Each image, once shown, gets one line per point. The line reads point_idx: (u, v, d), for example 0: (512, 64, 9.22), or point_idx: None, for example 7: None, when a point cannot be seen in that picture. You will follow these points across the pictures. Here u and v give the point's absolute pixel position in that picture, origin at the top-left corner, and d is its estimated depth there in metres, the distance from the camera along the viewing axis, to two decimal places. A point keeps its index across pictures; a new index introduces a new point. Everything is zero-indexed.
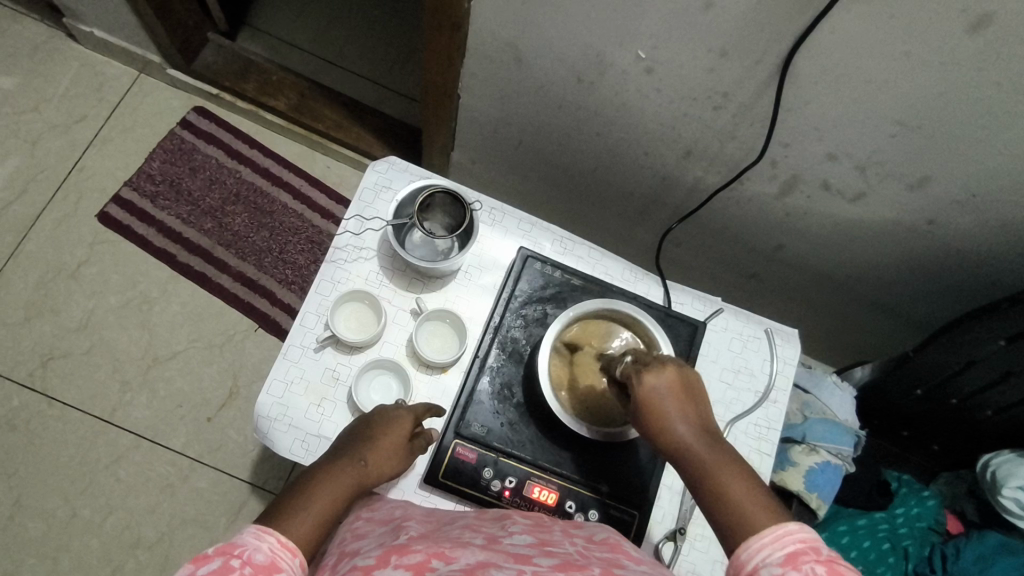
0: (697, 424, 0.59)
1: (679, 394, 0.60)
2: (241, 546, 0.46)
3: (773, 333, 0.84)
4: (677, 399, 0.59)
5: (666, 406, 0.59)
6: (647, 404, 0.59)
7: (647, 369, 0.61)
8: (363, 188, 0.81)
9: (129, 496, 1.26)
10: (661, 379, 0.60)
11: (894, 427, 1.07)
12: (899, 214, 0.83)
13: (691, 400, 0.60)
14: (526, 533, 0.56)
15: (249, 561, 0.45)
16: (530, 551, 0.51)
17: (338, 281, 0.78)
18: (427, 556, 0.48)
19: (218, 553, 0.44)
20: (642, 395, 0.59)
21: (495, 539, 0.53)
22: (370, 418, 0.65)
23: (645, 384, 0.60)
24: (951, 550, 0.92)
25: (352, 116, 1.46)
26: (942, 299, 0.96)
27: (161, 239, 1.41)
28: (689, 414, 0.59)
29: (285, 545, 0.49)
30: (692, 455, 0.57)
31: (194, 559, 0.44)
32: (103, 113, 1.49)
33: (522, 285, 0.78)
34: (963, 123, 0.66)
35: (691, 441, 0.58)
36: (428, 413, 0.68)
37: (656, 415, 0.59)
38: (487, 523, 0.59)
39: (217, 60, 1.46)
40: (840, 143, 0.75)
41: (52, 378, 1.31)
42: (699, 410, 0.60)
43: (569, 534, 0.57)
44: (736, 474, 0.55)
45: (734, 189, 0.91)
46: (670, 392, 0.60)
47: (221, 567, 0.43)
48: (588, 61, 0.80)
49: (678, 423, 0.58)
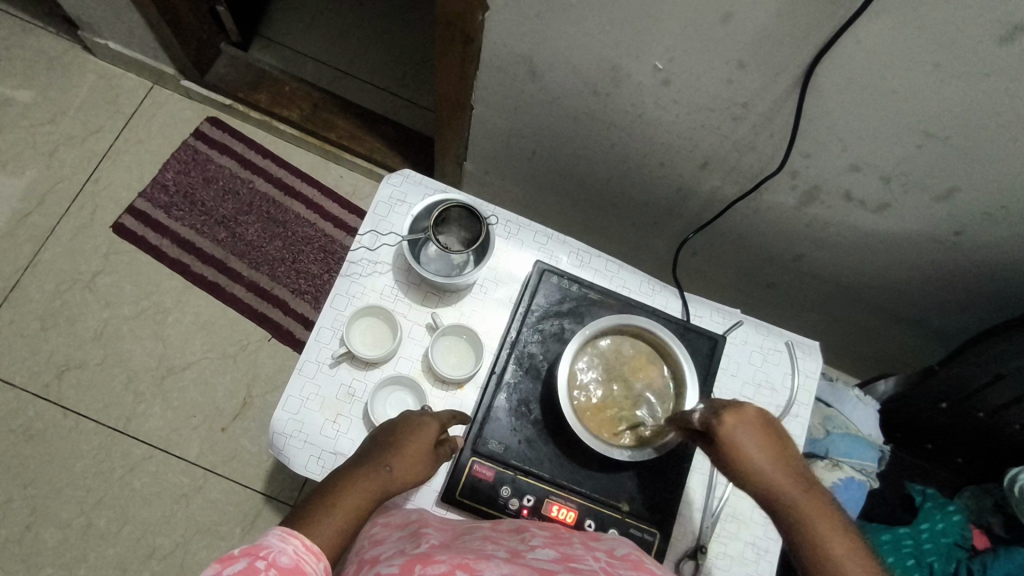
0: (785, 466, 0.57)
1: (763, 438, 0.58)
2: (266, 548, 0.45)
3: (794, 345, 0.83)
4: (759, 448, 0.58)
5: (751, 450, 0.57)
6: (730, 447, 0.58)
7: (729, 412, 0.59)
8: (378, 202, 0.81)
9: (143, 507, 1.26)
10: (743, 423, 0.58)
11: (917, 440, 1.06)
12: (924, 225, 0.81)
13: (775, 442, 0.58)
14: (548, 547, 0.55)
15: (275, 562, 0.44)
16: (554, 568, 0.50)
17: (353, 295, 0.78)
18: (452, 567, 0.46)
19: (245, 554, 0.43)
20: (724, 438, 0.58)
21: (518, 553, 0.52)
22: (395, 425, 0.64)
23: (725, 431, 0.58)
24: (977, 566, 0.91)
25: (365, 126, 1.46)
26: (966, 311, 0.94)
27: (174, 250, 1.42)
28: (774, 455, 0.57)
29: (309, 549, 0.48)
30: (783, 501, 0.56)
31: (221, 558, 0.42)
32: (118, 124, 1.50)
33: (538, 299, 0.76)
34: (993, 134, 0.64)
35: (780, 486, 0.56)
36: (455, 421, 0.68)
37: (742, 462, 0.57)
38: (506, 535, 0.58)
39: (231, 71, 1.46)
40: (863, 153, 0.73)
41: (67, 388, 1.32)
42: (785, 450, 0.58)
43: (590, 548, 0.56)
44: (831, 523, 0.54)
45: (752, 200, 0.90)
46: (754, 435, 0.58)
47: (247, 568, 0.42)
48: (604, 71, 0.79)
49: (764, 468, 0.57)
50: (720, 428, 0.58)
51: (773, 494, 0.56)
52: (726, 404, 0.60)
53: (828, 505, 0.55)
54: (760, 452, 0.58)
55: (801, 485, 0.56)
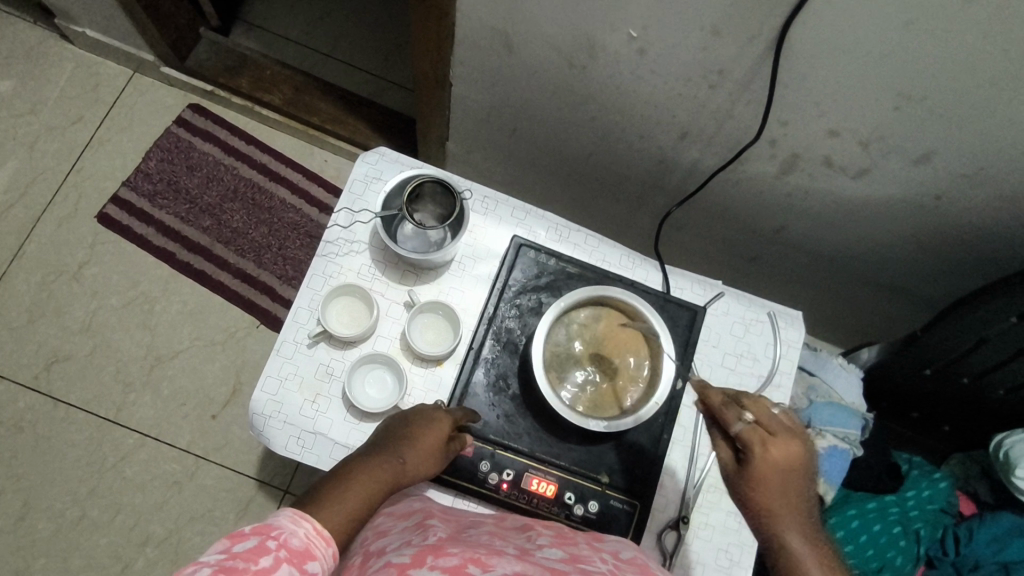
0: (800, 509, 0.55)
1: (795, 476, 0.56)
2: (278, 528, 0.45)
3: (776, 315, 0.83)
4: (784, 488, 0.55)
5: (779, 482, 0.55)
6: (762, 470, 0.55)
7: (777, 440, 0.56)
8: (353, 180, 0.80)
9: (137, 495, 1.27)
10: (782, 457, 0.55)
11: (903, 409, 1.06)
12: (904, 190, 0.80)
13: (801, 483, 0.56)
14: (555, 547, 0.55)
15: (285, 544, 0.44)
16: (564, 568, 0.50)
17: (330, 275, 0.77)
18: (464, 561, 0.46)
19: (255, 533, 0.43)
20: (761, 458, 0.55)
21: (527, 551, 0.52)
22: (410, 417, 0.65)
23: (765, 459, 0.55)
24: (964, 532, 0.94)
25: (347, 108, 1.44)
26: (949, 279, 0.94)
27: (160, 238, 1.41)
28: (795, 496, 0.56)
29: (320, 533, 0.47)
30: (786, 537, 0.54)
31: (230, 535, 0.42)
32: (99, 113, 1.48)
33: (515, 275, 0.75)
34: (969, 93, 0.63)
35: (789, 522, 0.54)
36: (469, 418, 0.68)
37: (763, 495, 0.55)
38: (512, 533, 0.58)
39: (211, 56, 1.44)
40: (840, 118, 0.72)
41: (57, 379, 1.32)
42: (806, 494, 0.56)
43: (596, 548, 0.56)
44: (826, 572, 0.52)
45: (732, 170, 0.89)
46: (789, 469, 0.55)
47: (257, 546, 0.42)
48: (578, 42, 0.78)
49: (781, 503, 0.55)
50: (760, 455, 0.55)
51: (777, 529, 0.54)
52: (773, 431, 0.56)
53: (834, 565, 0.52)
54: (784, 490, 0.55)
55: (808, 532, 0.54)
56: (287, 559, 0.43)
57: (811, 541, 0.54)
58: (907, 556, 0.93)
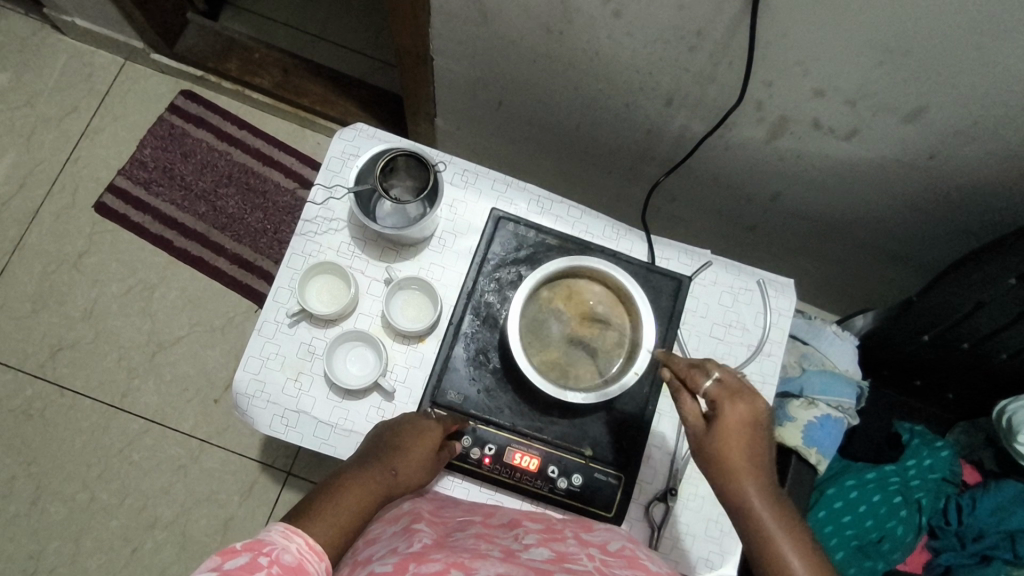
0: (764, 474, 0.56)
1: (755, 437, 0.57)
2: (269, 545, 0.44)
3: (766, 284, 0.81)
4: (745, 445, 0.56)
5: (740, 443, 0.56)
6: (725, 431, 0.57)
7: (740, 399, 0.57)
8: (330, 157, 0.79)
9: (144, 479, 1.29)
10: (744, 414, 0.57)
11: (905, 377, 1.03)
12: (897, 150, 0.77)
13: (763, 446, 0.57)
14: (541, 546, 0.55)
15: (278, 560, 0.44)
16: (549, 568, 0.49)
17: (310, 254, 0.77)
18: (447, 565, 0.46)
19: (247, 549, 0.42)
20: (723, 418, 0.57)
21: (512, 552, 0.52)
22: (401, 425, 0.64)
23: (731, 414, 0.57)
24: (967, 501, 0.94)
25: (337, 89, 1.43)
26: (949, 242, 0.91)
27: (157, 226, 1.42)
28: (758, 459, 0.56)
29: (312, 548, 0.47)
30: (749, 500, 0.55)
31: (222, 551, 0.42)
32: (92, 103, 1.48)
33: (495, 248, 0.74)
34: (956, 42, 0.60)
35: (752, 484, 0.55)
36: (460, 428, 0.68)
37: (727, 453, 0.56)
38: (499, 533, 0.58)
39: (199, 42, 1.44)
40: (826, 76, 0.69)
41: (62, 368, 1.34)
42: (767, 454, 0.57)
43: (585, 545, 0.56)
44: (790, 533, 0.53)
45: (720, 135, 0.87)
46: (749, 430, 0.57)
47: (249, 563, 0.41)
48: (553, 7, 0.76)
49: (745, 466, 0.56)
50: (727, 410, 0.57)
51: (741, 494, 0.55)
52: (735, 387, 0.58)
53: (794, 519, 0.54)
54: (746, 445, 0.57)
55: (770, 494, 0.55)
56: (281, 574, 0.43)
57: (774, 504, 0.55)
58: (908, 526, 0.93)
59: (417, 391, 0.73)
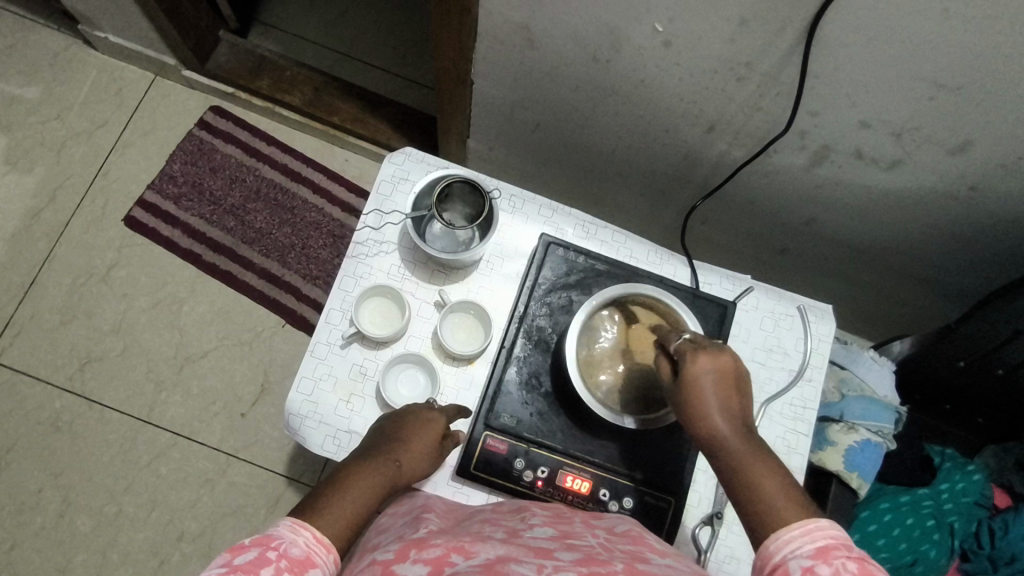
0: (737, 416, 0.55)
1: (726, 383, 0.56)
2: (277, 539, 0.47)
3: (806, 310, 0.83)
4: (719, 388, 0.56)
5: (710, 390, 0.56)
6: (692, 382, 0.56)
7: (704, 351, 0.57)
8: (381, 180, 0.81)
9: (170, 492, 1.30)
10: (711, 364, 0.56)
11: (936, 401, 1.04)
12: (938, 181, 0.79)
13: (734, 392, 0.57)
14: (546, 525, 0.57)
15: (285, 554, 0.46)
16: (550, 545, 0.52)
17: (361, 275, 0.78)
18: (447, 551, 0.49)
19: (255, 544, 0.45)
20: (689, 370, 0.56)
21: (515, 532, 0.55)
22: (403, 418, 0.66)
23: (695, 365, 0.56)
24: (999, 525, 0.95)
25: (367, 107, 1.45)
26: (983, 270, 0.93)
27: (185, 240, 1.43)
28: (732, 402, 0.56)
29: (320, 541, 0.49)
30: (724, 442, 0.54)
31: (230, 549, 0.45)
32: (123, 117, 1.50)
33: (545, 273, 0.75)
34: (1007, 81, 0.62)
35: (727, 429, 0.54)
36: (460, 416, 0.70)
37: (699, 401, 0.56)
38: (506, 515, 0.61)
39: (231, 58, 1.46)
40: (874, 110, 0.71)
41: (90, 380, 1.34)
42: (742, 399, 0.57)
43: (590, 526, 0.58)
44: (765, 468, 0.52)
45: (760, 162, 0.89)
46: (719, 377, 0.56)
47: (257, 557, 0.44)
48: (603, 38, 0.78)
49: (715, 410, 0.55)
50: (691, 364, 0.57)
51: (716, 440, 0.55)
52: (704, 343, 0.58)
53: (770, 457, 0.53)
54: (720, 393, 0.56)
55: (742, 433, 0.55)
56: (288, 568, 0.45)
57: (748, 443, 0.54)
58: (942, 549, 0.93)
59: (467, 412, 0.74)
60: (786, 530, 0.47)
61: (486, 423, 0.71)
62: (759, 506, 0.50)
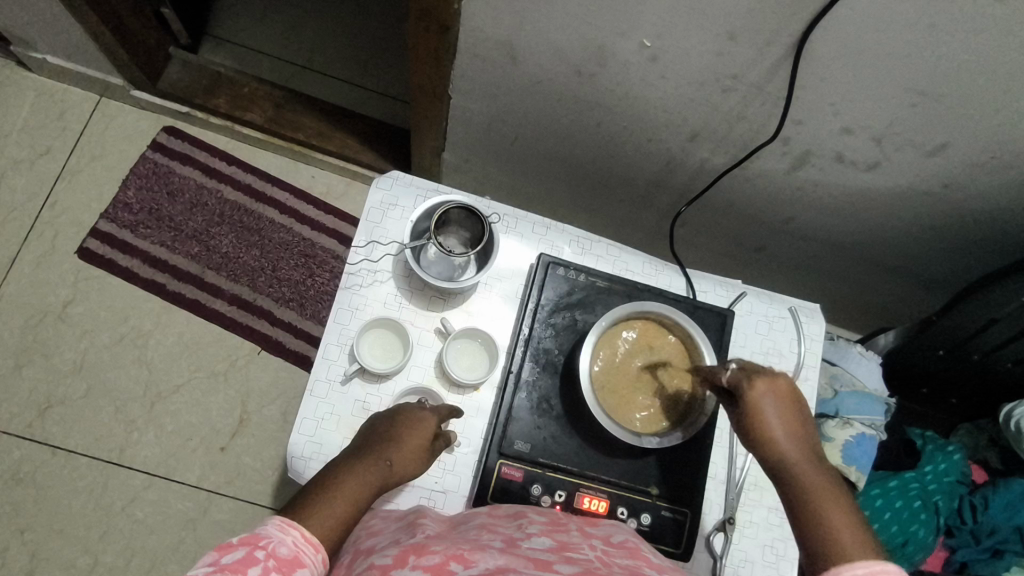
0: (801, 443, 0.58)
1: (787, 410, 0.60)
2: (266, 538, 0.46)
3: (797, 311, 0.85)
4: (783, 415, 0.59)
5: (771, 415, 0.59)
6: (751, 407, 0.60)
7: (761, 376, 0.61)
8: (369, 207, 0.78)
9: (150, 536, 1.23)
10: (770, 391, 0.60)
11: (913, 386, 1.09)
12: (915, 180, 0.82)
13: (796, 418, 0.60)
14: (544, 534, 0.56)
15: (274, 553, 0.45)
16: (549, 557, 0.50)
17: (357, 307, 0.75)
18: (446, 558, 0.48)
19: (243, 543, 0.44)
20: (748, 395, 0.60)
21: (513, 542, 0.53)
22: (396, 417, 0.65)
23: (753, 391, 0.60)
24: (979, 501, 0.99)
25: (332, 122, 1.41)
26: (953, 260, 0.97)
27: (146, 270, 1.36)
28: (793, 428, 0.59)
29: (308, 540, 0.49)
30: (790, 468, 0.57)
31: (218, 547, 0.44)
32: (68, 143, 1.41)
33: (547, 294, 0.74)
34: (983, 87, 0.65)
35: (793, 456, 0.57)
36: (453, 417, 0.69)
37: (761, 426, 0.59)
38: (503, 521, 0.59)
39: (183, 77, 1.39)
40: (856, 116, 0.73)
41: (52, 426, 1.26)
42: (805, 427, 0.60)
43: (587, 535, 0.57)
44: (831, 497, 0.54)
45: (742, 168, 0.90)
46: (778, 402, 0.60)
47: (246, 556, 0.44)
48: (588, 52, 0.77)
49: (779, 436, 0.58)
50: (749, 390, 0.60)
51: (783, 465, 0.57)
52: (759, 370, 0.61)
53: (836, 489, 0.55)
54: (782, 421, 0.59)
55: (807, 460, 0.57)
56: (277, 567, 0.45)
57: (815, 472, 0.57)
58: (929, 528, 0.97)
59: (477, 441, 0.73)
60: (848, 560, 0.48)
61: (501, 450, 0.70)
62: (824, 531, 0.52)
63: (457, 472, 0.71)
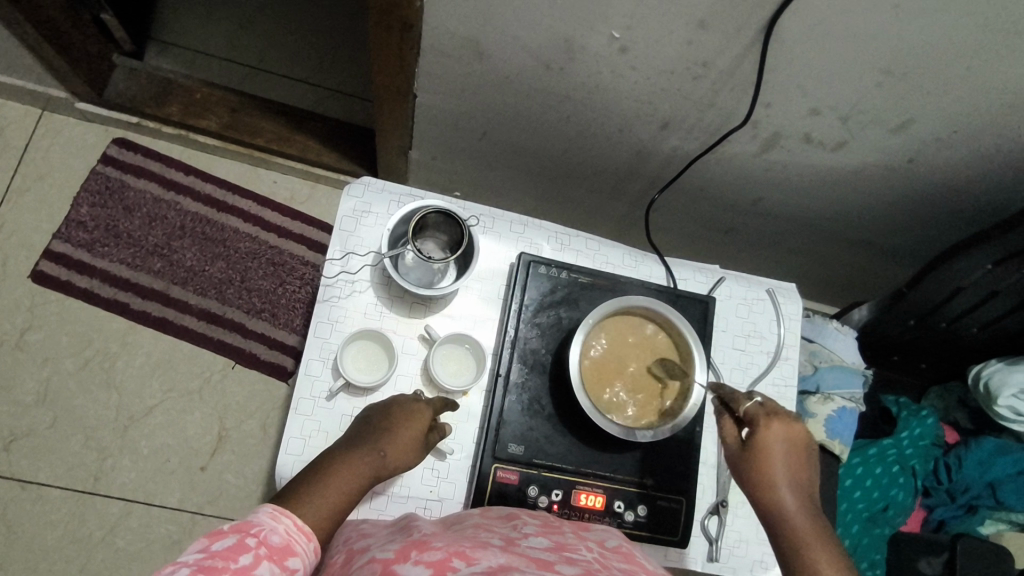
0: (801, 486, 0.61)
1: (795, 452, 0.62)
2: (257, 525, 0.46)
3: (775, 292, 0.86)
4: (791, 455, 0.62)
5: (778, 457, 0.61)
6: (761, 445, 0.62)
7: (778, 419, 0.63)
8: (341, 216, 0.76)
9: (133, 564, 1.19)
10: (784, 432, 0.62)
11: (885, 354, 1.13)
12: (881, 156, 0.84)
13: (800, 463, 0.62)
14: (541, 535, 0.55)
15: (265, 541, 0.45)
16: (550, 557, 0.49)
17: (336, 319, 0.74)
18: (448, 555, 0.46)
19: (234, 530, 0.44)
20: (761, 433, 0.62)
21: (512, 542, 0.52)
22: (390, 409, 0.64)
23: (767, 432, 0.62)
24: (954, 460, 1.03)
25: (291, 124, 1.36)
26: (918, 230, 1.00)
27: (107, 290, 1.31)
28: (796, 472, 0.61)
29: (300, 528, 0.48)
30: (783, 506, 0.60)
31: (210, 533, 0.43)
32: (10, 162, 1.34)
33: (530, 294, 0.74)
34: (945, 64, 0.66)
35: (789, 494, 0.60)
36: (448, 407, 0.67)
37: (767, 465, 0.61)
38: (497, 523, 0.58)
39: (131, 86, 1.33)
40: (823, 98, 0.74)
41: (19, 460, 1.21)
42: (807, 471, 0.62)
43: (582, 537, 0.56)
44: (820, 540, 0.57)
45: (713, 153, 0.91)
46: (788, 446, 0.62)
47: (236, 543, 0.43)
48: (556, 46, 0.76)
49: (781, 475, 0.61)
50: (764, 429, 0.62)
51: (777, 503, 0.60)
52: (778, 412, 0.63)
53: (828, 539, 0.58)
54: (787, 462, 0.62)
55: (802, 502, 0.60)
56: (267, 555, 0.44)
57: (809, 516, 0.59)
58: (907, 491, 1.01)
59: (469, 445, 0.72)
60: None
61: (495, 454, 0.69)
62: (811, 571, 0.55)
63: (452, 480, 0.71)
